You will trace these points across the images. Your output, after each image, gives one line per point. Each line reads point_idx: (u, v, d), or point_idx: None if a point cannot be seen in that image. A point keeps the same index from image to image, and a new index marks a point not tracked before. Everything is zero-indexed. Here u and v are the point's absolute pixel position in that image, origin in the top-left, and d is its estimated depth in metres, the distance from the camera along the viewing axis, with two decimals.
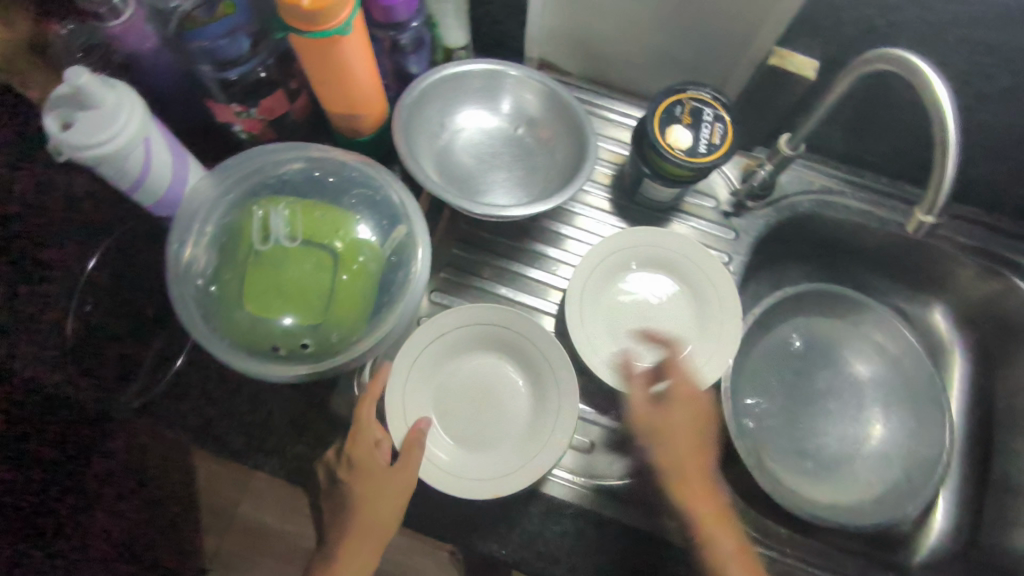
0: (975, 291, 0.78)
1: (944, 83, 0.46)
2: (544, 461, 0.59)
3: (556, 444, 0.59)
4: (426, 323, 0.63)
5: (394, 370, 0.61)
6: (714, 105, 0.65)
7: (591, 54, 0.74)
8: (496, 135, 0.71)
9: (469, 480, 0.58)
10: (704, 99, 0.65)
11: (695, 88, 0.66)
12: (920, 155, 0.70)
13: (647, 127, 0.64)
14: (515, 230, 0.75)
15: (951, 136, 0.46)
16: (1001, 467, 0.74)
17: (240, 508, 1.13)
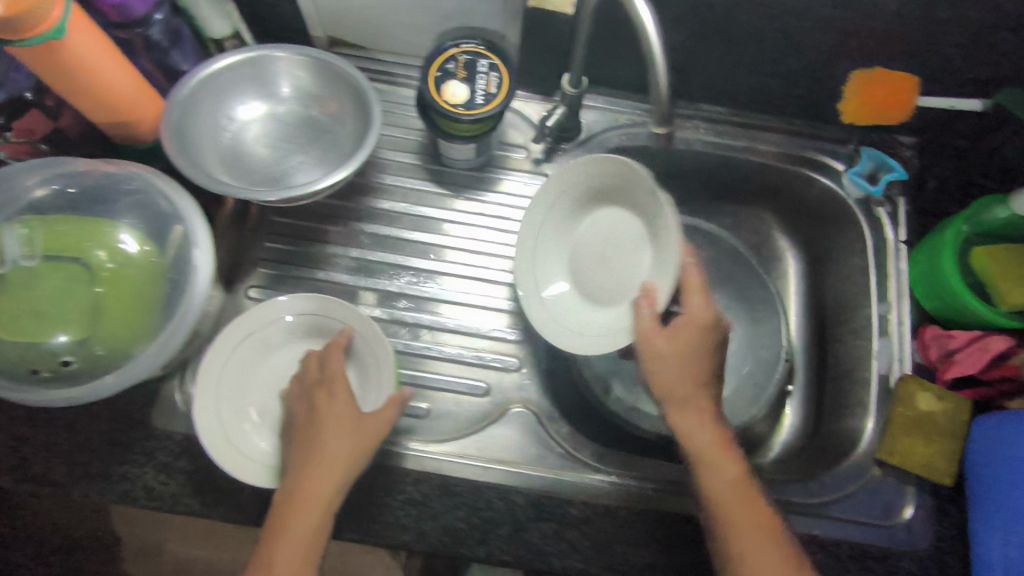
0: (790, 196, 0.81)
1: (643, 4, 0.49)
2: None
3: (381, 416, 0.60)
4: (228, 326, 0.61)
5: (201, 372, 0.59)
6: (486, 54, 0.65)
7: (373, 24, 0.73)
8: (286, 121, 0.70)
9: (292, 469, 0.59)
10: (476, 49, 0.65)
11: (466, 40, 0.65)
12: (705, 73, 0.72)
13: (424, 88, 0.64)
14: (331, 212, 0.74)
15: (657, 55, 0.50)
16: (833, 355, 0.78)
17: (168, 545, 0.94)
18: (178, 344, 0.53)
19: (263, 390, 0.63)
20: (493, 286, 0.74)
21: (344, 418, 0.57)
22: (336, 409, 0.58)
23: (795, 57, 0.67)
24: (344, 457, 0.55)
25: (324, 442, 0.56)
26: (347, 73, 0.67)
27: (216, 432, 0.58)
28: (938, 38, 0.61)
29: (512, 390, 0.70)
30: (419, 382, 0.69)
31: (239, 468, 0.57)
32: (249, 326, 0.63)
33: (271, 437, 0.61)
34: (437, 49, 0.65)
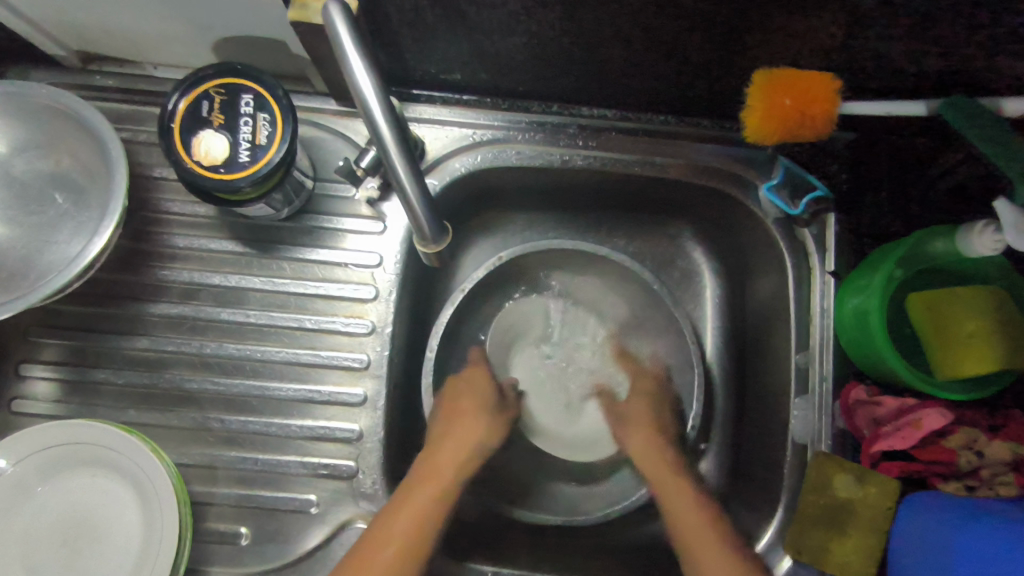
0: (701, 209, 0.66)
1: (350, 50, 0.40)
2: None
3: (161, 560, 0.49)
4: None
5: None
6: (250, 85, 0.48)
7: (119, 37, 0.54)
8: (11, 185, 0.54)
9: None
10: (234, 80, 0.48)
11: (223, 70, 0.48)
12: (567, 73, 0.54)
13: (169, 144, 0.47)
14: (114, 289, 0.58)
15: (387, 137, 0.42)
16: (754, 403, 0.66)
17: None
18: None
19: (25, 544, 0.51)
20: (322, 370, 0.57)
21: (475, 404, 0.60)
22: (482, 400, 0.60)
23: (674, 53, 0.50)
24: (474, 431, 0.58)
25: (435, 437, 0.57)
26: (68, 108, 0.52)
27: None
28: (856, 33, 0.44)
29: (350, 501, 0.56)
30: (237, 500, 0.55)
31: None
32: None
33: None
34: (184, 87, 0.48)
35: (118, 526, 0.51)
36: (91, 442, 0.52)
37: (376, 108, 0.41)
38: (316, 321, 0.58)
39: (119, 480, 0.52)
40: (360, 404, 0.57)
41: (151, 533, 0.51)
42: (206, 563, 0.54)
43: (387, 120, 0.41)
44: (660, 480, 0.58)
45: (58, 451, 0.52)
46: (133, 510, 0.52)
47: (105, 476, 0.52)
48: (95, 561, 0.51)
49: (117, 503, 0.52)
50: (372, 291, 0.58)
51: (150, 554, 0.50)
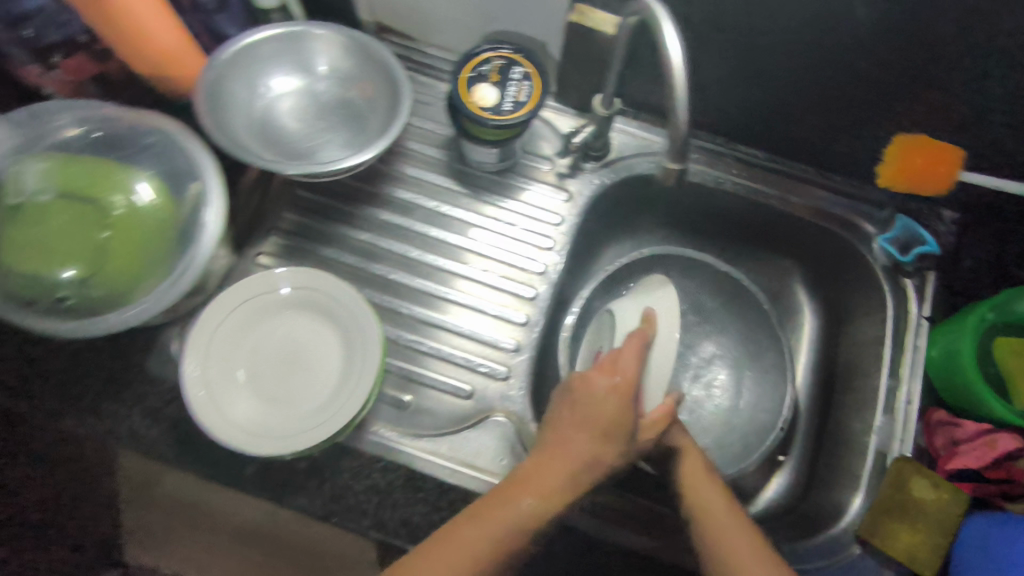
0: (816, 251, 0.79)
1: (669, 25, 0.47)
2: (348, 412, 0.60)
3: (360, 394, 0.60)
4: (228, 290, 0.63)
5: (193, 340, 0.60)
6: (521, 61, 0.64)
7: (416, 14, 0.72)
8: (318, 98, 0.70)
9: (264, 435, 0.58)
10: (510, 55, 0.65)
11: (502, 47, 0.65)
12: (743, 111, 0.70)
13: (454, 88, 0.64)
14: (352, 193, 0.74)
15: (678, 79, 0.47)
16: (835, 422, 0.75)
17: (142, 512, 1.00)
18: (181, 294, 0.53)
19: (253, 355, 0.64)
20: (495, 292, 0.71)
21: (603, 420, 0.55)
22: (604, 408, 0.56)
23: (836, 108, 0.65)
24: (581, 435, 0.54)
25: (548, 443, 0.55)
26: (375, 52, 0.67)
27: (204, 398, 0.58)
28: (987, 115, 0.58)
29: (497, 399, 0.68)
30: (407, 374, 0.68)
31: (214, 424, 0.57)
32: (245, 290, 0.64)
33: (249, 401, 0.61)
34: (470, 52, 0.65)
35: (324, 366, 0.64)
36: (326, 293, 0.65)
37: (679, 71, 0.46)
38: (500, 254, 0.72)
39: (336, 329, 0.65)
40: (522, 324, 0.70)
41: (351, 375, 0.63)
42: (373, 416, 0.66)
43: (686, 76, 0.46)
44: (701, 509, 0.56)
45: (299, 294, 0.65)
46: (340, 355, 0.64)
47: (325, 324, 0.65)
48: (302, 385, 0.63)
49: (329, 347, 0.65)
50: (550, 243, 0.73)
51: (348, 391, 0.62)
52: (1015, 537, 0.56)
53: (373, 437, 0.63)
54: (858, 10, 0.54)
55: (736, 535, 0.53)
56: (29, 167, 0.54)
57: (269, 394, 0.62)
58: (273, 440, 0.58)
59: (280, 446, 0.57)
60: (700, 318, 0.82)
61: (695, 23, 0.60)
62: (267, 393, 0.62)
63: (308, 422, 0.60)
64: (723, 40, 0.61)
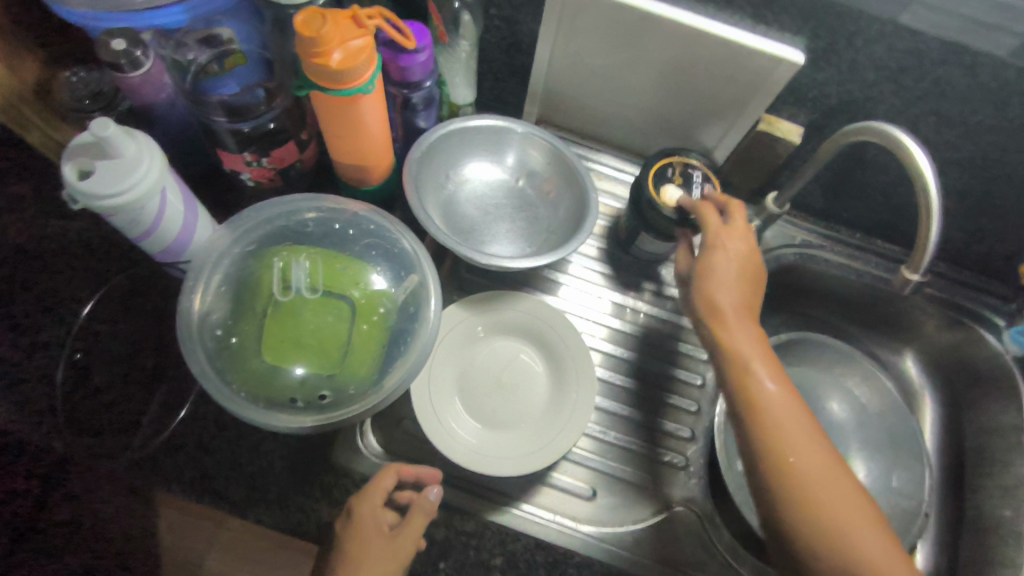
0: (940, 340, 0.84)
1: (918, 147, 0.51)
2: (560, 445, 0.62)
3: (572, 431, 0.62)
4: (452, 307, 0.66)
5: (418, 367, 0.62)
6: (703, 167, 0.69)
7: (586, 112, 0.77)
8: (496, 187, 0.73)
9: (488, 455, 0.61)
10: (692, 161, 0.69)
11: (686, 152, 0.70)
12: (888, 212, 0.76)
13: (642, 184, 0.68)
14: (516, 278, 0.76)
15: (933, 202, 0.50)
16: (971, 506, 0.78)
17: None
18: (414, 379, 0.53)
19: (469, 374, 0.66)
20: (670, 381, 0.74)
21: (361, 537, 0.54)
22: (396, 546, 0.54)
23: (987, 213, 0.71)
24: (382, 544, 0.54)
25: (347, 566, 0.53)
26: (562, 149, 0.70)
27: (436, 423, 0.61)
28: None
29: (674, 487, 0.69)
30: (588, 461, 0.69)
31: (449, 448, 0.60)
32: (469, 305, 0.67)
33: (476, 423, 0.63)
34: (659, 154, 0.69)
35: (546, 392, 0.66)
36: (539, 320, 0.68)
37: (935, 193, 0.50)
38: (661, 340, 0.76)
39: (548, 347, 0.68)
40: (693, 412, 0.73)
41: (559, 407, 0.65)
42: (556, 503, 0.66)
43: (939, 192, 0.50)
44: (776, 422, 0.53)
45: (516, 310, 0.68)
46: (550, 383, 0.66)
47: (537, 348, 0.68)
48: (512, 407, 0.65)
49: (536, 375, 0.67)
50: None
51: (557, 418, 0.64)
52: None
53: (513, 513, 0.64)
54: None
55: (823, 470, 0.51)
56: (295, 264, 0.54)
57: (483, 409, 0.65)
58: (498, 463, 0.60)
59: (496, 468, 0.60)
60: (828, 400, 0.85)
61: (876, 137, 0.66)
62: (490, 415, 0.65)
63: (519, 447, 0.63)
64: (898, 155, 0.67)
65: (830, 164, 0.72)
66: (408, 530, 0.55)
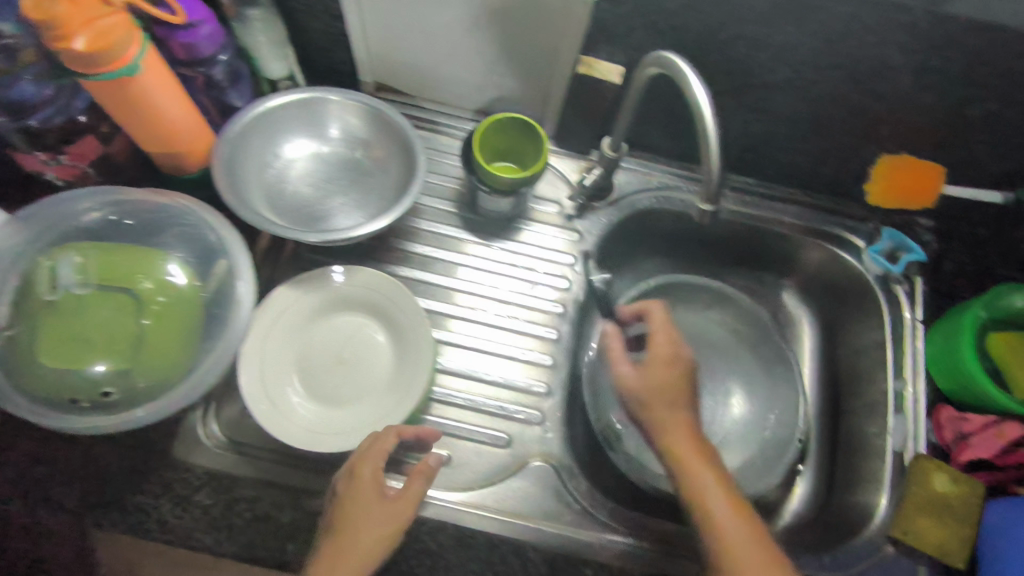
0: (809, 268, 0.84)
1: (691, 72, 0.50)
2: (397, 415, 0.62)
3: (409, 402, 0.62)
4: (279, 289, 0.64)
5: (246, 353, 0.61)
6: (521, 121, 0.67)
7: (418, 73, 0.75)
8: (327, 162, 0.71)
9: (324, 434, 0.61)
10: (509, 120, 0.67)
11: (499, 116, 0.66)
12: (734, 144, 0.75)
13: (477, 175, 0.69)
14: (365, 251, 0.74)
15: (710, 124, 0.49)
16: (845, 426, 0.79)
17: None
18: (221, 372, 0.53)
19: (306, 356, 0.65)
20: (525, 338, 0.73)
21: (359, 497, 0.53)
22: (393, 515, 0.53)
23: (824, 134, 0.70)
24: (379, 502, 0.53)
25: (343, 524, 0.52)
26: (386, 115, 0.69)
27: (267, 408, 0.60)
28: (962, 136, 0.64)
29: (533, 443, 0.68)
30: (444, 427, 0.68)
31: (280, 432, 0.59)
32: (299, 285, 0.66)
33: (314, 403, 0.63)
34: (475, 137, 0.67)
35: (388, 364, 0.66)
36: (375, 293, 0.67)
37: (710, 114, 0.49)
38: (515, 298, 0.75)
39: (387, 319, 0.67)
40: (550, 366, 0.72)
41: (400, 377, 0.65)
42: (400, 470, 0.64)
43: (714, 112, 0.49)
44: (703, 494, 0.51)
45: (349, 285, 0.67)
46: (392, 354, 0.66)
47: (377, 320, 0.67)
48: (353, 383, 0.65)
49: (377, 347, 0.67)
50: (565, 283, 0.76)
51: (398, 388, 0.64)
52: None
53: None
54: (847, 51, 0.59)
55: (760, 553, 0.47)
56: (64, 262, 0.54)
57: (322, 389, 0.64)
58: (337, 437, 0.61)
59: (332, 445, 0.60)
60: (706, 341, 0.86)
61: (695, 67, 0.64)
62: (331, 394, 0.64)
63: (359, 422, 0.63)
64: (720, 84, 0.66)
65: (659, 102, 0.70)
66: (407, 492, 0.54)
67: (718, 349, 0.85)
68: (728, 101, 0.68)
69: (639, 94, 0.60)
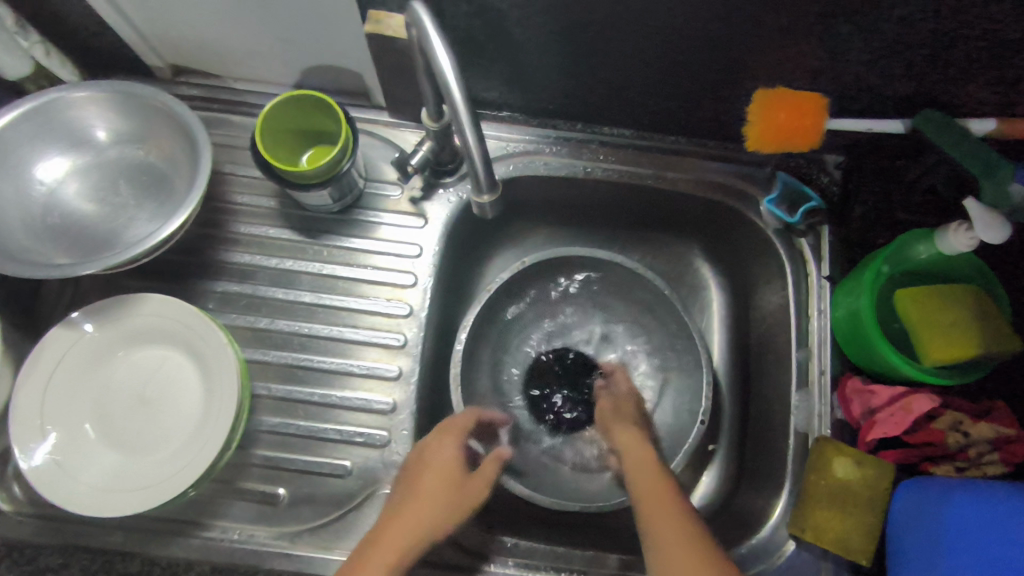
0: (708, 225, 0.72)
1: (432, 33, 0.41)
2: (203, 459, 0.53)
3: (215, 441, 0.54)
4: (52, 333, 0.56)
5: (20, 405, 0.54)
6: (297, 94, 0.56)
7: (206, 49, 0.63)
8: (111, 168, 0.61)
9: (116, 491, 0.52)
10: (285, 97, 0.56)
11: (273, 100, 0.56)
12: (590, 92, 0.63)
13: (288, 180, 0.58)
14: (179, 267, 0.65)
15: (455, 95, 0.42)
16: (755, 401, 0.70)
17: None
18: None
19: (100, 402, 0.56)
20: (366, 348, 0.63)
21: (433, 472, 0.54)
22: (465, 497, 0.54)
23: (687, 71, 0.58)
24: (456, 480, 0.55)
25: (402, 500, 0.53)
26: (160, 105, 0.58)
27: (49, 466, 0.53)
28: (841, 58, 0.52)
29: (381, 468, 0.60)
30: (277, 462, 0.60)
31: (61, 496, 0.52)
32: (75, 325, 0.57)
33: (108, 454, 0.55)
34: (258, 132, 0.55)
35: (195, 398, 0.57)
36: (170, 320, 0.58)
37: (454, 85, 0.42)
38: (354, 302, 0.64)
39: (190, 344, 0.57)
40: (395, 378, 0.63)
41: (208, 412, 0.56)
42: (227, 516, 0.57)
43: (459, 81, 0.42)
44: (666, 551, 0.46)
45: (142, 312, 0.57)
46: (200, 384, 0.57)
47: (178, 349, 0.58)
48: (158, 427, 0.56)
49: (184, 380, 0.57)
50: (412, 278, 0.65)
51: (207, 424, 0.55)
52: (943, 500, 0.52)
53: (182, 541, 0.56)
54: None
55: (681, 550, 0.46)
56: None
57: (122, 437, 0.55)
58: (135, 494, 0.52)
59: (127, 506, 0.52)
60: (600, 319, 0.76)
61: (506, 9, 0.52)
62: (131, 440, 0.56)
63: (163, 471, 0.54)
64: (542, 26, 0.54)
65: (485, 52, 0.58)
66: (479, 475, 0.56)
67: (614, 326, 0.76)
68: (560, 44, 0.56)
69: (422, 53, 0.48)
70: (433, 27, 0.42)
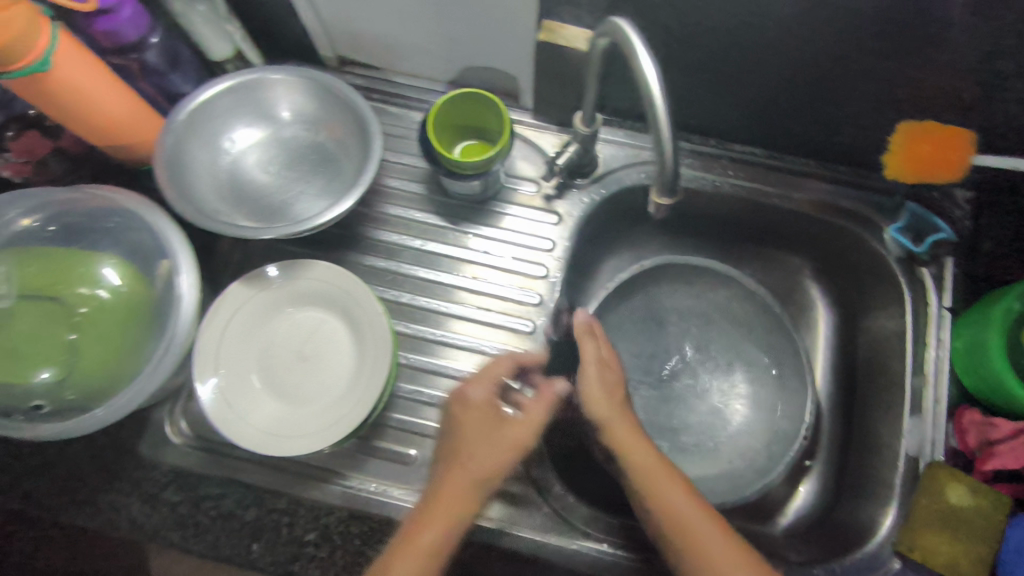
0: (828, 246, 0.74)
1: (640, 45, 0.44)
2: (356, 415, 0.59)
3: (368, 400, 0.59)
4: (231, 286, 0.62)
5: (202, 347, 0.60)
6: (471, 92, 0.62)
7: (380, 46, 0.69)
8: (287, 146, 0.67)
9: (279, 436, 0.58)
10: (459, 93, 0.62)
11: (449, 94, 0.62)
12: (732, 110, 0.66)
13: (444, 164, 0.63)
14: (333, 239, 0.71)
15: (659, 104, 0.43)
16: (859, 423, 0.71)
17: None
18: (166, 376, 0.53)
19: (265, 355, 0.63)
20: (496, 331, 0.68)
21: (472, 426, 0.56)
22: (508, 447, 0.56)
23: (836, 96, 0.60)
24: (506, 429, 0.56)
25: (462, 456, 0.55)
26: (341, 92, 0.64)
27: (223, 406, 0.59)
28: (997, 97, 0.54)
29: None
30: (410, 427, 0.65)
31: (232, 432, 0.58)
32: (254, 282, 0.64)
33: (271, 403, 0.61)
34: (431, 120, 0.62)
35: (349, 360, 0.63)
36: (332, 287, 0.64)
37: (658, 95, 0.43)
38: (487, 287, 0.69)
39: (348, 311, 0.64)
40: None
41: (361, 373, 0.62)
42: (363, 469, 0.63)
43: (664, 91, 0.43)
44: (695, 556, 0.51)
45: (311, 277, 0.64)
46: (354, 349, 0.63)
47: (337, 314, 0.64)
48: (313, 381, 0.62)
49: (338, 342, 0.64)
50: (543, 270, 0.70)
51: (359, 384, 0.61)
52: None
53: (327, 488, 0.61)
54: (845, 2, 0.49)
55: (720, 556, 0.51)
56: None
57: (281, 389, 0.62)
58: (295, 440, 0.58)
59: (288, 449, 0.57)
60: (708, 328, 0.78)
61: (674, 27, 0.56)
62: (289, 392, 0.62)
63: (317, 422, 0.60)
64: (706, 44, 0.57)
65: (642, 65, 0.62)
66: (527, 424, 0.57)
67: (721, 336, 0.78)
68: (716, 63, 0.59)
69: (601, 61, 0.52)
70: (641, 40, 0.44)
